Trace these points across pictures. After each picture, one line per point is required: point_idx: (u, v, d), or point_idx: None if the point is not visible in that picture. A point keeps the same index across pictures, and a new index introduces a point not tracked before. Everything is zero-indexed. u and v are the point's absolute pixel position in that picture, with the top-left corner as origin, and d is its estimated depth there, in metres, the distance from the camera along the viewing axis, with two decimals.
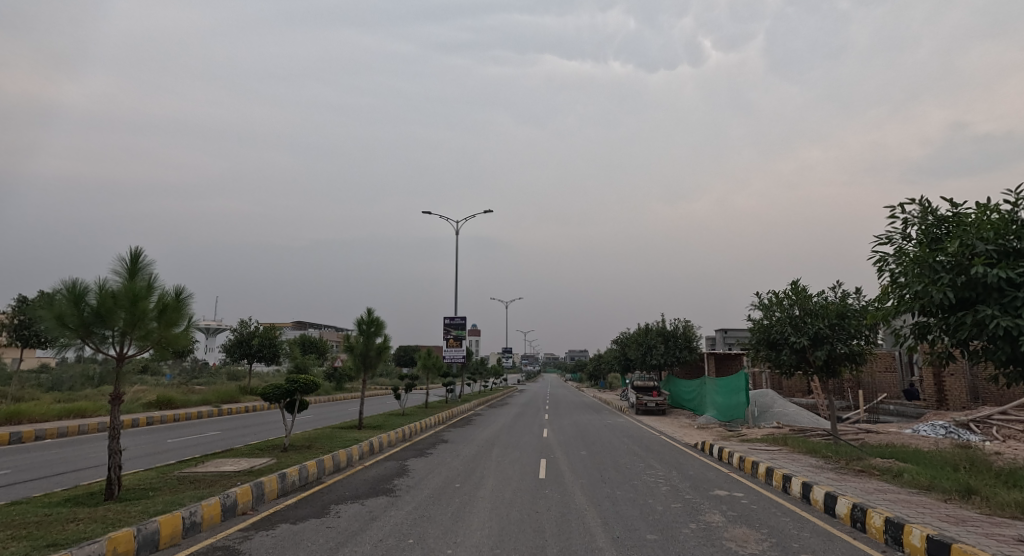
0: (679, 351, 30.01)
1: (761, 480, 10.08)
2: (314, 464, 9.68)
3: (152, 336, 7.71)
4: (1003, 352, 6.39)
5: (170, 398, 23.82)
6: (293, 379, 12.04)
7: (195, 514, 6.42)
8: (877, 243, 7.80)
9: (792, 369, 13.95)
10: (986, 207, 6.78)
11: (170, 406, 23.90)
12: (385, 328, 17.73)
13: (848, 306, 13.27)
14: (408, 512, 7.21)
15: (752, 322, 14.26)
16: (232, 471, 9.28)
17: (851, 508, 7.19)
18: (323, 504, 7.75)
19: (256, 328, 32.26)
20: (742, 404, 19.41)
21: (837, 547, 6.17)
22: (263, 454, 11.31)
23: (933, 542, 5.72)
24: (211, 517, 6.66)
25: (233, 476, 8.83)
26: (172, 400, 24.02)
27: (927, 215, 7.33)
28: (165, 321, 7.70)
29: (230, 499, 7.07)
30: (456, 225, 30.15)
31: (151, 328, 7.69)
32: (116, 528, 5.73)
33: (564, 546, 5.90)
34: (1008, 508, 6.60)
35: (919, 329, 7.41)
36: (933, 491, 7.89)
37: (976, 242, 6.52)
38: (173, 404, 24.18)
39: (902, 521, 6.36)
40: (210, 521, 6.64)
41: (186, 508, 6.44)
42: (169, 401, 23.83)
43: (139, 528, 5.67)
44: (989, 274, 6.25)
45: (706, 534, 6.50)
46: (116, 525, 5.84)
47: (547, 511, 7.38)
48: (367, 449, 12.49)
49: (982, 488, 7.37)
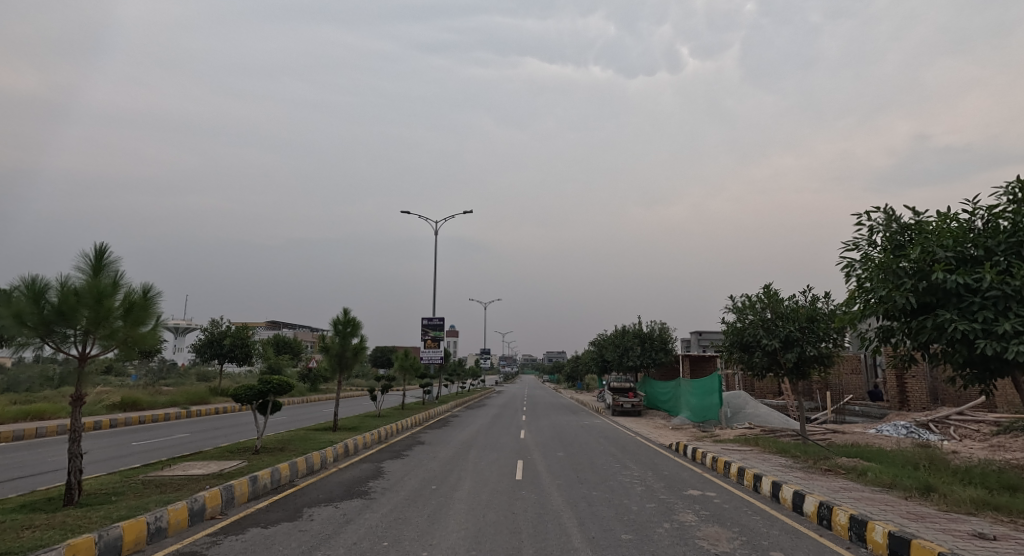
0: (655, 352, 30.36)
1: (733, 479, 10.31)
2: (287, 467, 9.58)
3: (117, 336, 7.57)
4: (961, 355, 6.67)
5: (136, 399, 23.23)
6: (266, 380, 11.85)
7: (161, 520, 6.31)
8: (845, 249, 8.01)
9: (763, 371, 14.27)
10: (946, 216, 7.04)
11: (136, 407, 23.33)
12: (362, 328, 17.61)
13: (817, 310, 13.67)
14: (384, 514, 7.19)
15: (725, 325, 14.56)
16: (201, 474, 9.14)
17: (817, 506, 7.42)
18: (295, 508, 7.66)
19: (228, 328, 31.64)
20: (716, 405, 19.71)
21: (804, 544, 6.35)
22: (233, 457, 11.13)
23: (894, 538, 5.92)
24: (178, 522, 6.54)
25: (202, 479, 8.69)
26: (138, 402, 23.45)
27: (891, 222, 7.58)
28: (131, 320, 7.59)
29: (197, 504, 6.96)
30: (437, 225, 30.40)
31: (117, 326, 7.55)
32: (78, 534, 5.62)
33: (540, 546, 5.99)
34: (965, 504, 6.87)
35: (883, 332, 7.68)
36: (895, 488, 8.17)
37: (937, 249, 6.78)
38: (139, 405, 23.56)
39: (865, 518, 6.59)
40: (177, 526, 6.53)
41: (151, 513, 6.33)
42: (135, 402, 23.22)
43: (100, 534, 5.54)
44: (949, 280, 6.51)
45: (679, 533, 6.63)
46: (75, 532, 5.71)
47: (523, 512, 7.45)
48: (341, 451, 12.39)
49: (941, 486, 7.66)
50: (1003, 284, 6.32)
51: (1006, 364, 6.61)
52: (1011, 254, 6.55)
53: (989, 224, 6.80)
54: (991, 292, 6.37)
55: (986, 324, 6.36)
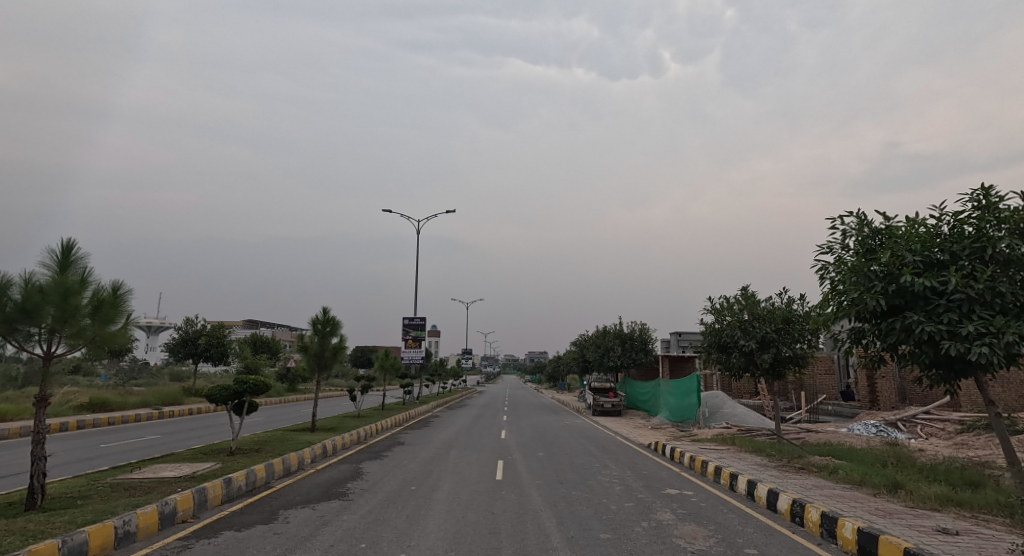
0: (635, 353, 30.62)
1: (710, 478, 10.48)
2: (263, 469, 9.47)
3: (85, 334, 7.42)
4: (927, 356, 6.88)
5: (105, 400, 22.75)
6: (242, 380, 11.68)
7: (129, 524, 6.20)
8: (819, 252, 8.15)
9: (740, 371, 14.49)
10: (914, 221, 7.24)
11: (104, 408, 22.82)
12: (341, 328, 17.47)
13: (792, 311, 13.95)
14: (362, 516, 7.16)
15: (704, 326, 14.78)
16: (172, 477, 8.99)
17: (791, 504, 7.60)
18: (271, 510, 7.60)
19: (203, 327, 31.10)
20: (694, 405, 19.94)
21: (777, 541, 6.49)
22: (206, 459, 10.96)
23: (863, 534, 6.08)
24: (147, 526, 6.44)
25: (173, 482, 8.56)
26: (107, 403, 22.95)
27: (863, 227, 7.75)
28: (100, 318, 7.46)
29: (167, 507, 6.86)
30: (418, 223, 30.28)
31: (85, 325, 7.40)
32: (39, 540, 5.49)
33: (519, 546, 6.03)
34: (930, 501, 7.08)
35: (854, 334, 7.87)
36: (864, 485, 8.40)
37: (905, 253, 6.96)
38: (108, 406, 23.05)
39: (836, 515, 6.76)
40: (146, 530, 6.43)
41: (119, 517, 6.22)
42: (104, 403, 22.71)
43: (64, 539, 5.42)
44: (916, 283, 6.71)
45: (657, 532, 6.73)
46: (37, 538, 5.58)
47: (503, 512, 7.48)
48: (319, 452, 12.30)
49: (908, 483, 7.89)
50: (967, 287, 6.54)
51: (970, 365, 6.85)
52: (974, 259, 6.76)
53: (955, 230, 6.99)
54: (956, 295, 6.60)
55: (951, 325, 6.58)
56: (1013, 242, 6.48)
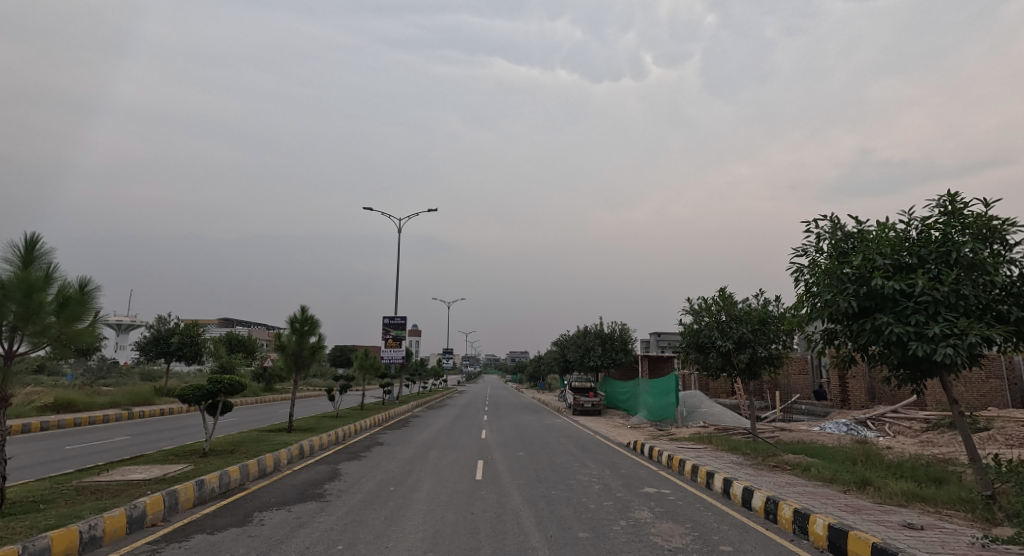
0: (615, 353, 30.89)
1: (688, 476, 10.65)
2: (237, 470, 9.35)
3: (50, 332, 7.26)
4: (895, 356, 7.10)
5: (71, 400, 22.21)
6: (216, 379, 11.52)
7: (95, 528, 6.08)
8: (794, 254, 8.33)
9: (717, 371, 14.74)
10: (885, 225, 7.45)
11: (70, 409, 22.28)
12: (320, 327, 17.30)
13: (768, 313, 14.22)
14: (339, 518, 7.12)
15: (682, 326, 14.98)
16: (141, 479, 8.83)
17: (764, 501, 7.77)
18: (245, 512, 7.52)
19: (176, 326, 30.55)
20: (672, 404, 20.20)
21: (751, 538, 6.64)
22: (178, 460, 10.78)
23: (833, 530, 6.25)
24: (115, 530, 6.33)
25: (143, 484, 8.41)
26: (73, 403, 22.41)
27: (836, 230, 7.94)
28: (66, 315, 7.30)
29: (136, 510, 6.75)
30: (399, 222, 30.04)
31: (49, 322, 7.24)
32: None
33: (498, 546, 6.07)
34: (896, 497, 7.32)
35: (827, 335, 8.07)
36: (834, 482, 8.63)
37: (876, 257, 7.16)
38: (75, 406, 22.52)
39: (808, 511, 6.93)
40: (114, 534, 6.32)
41: (85, 521, 6.10)
42: (70, 403, 22.18)
43: (25, 546, 5.31)
44: (886, 286, 6.90)
45: (634, 530, 6.82)
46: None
47: (482, 512, 7.50)
48: (296, 453, 12.19)
49: (876, 480, 8.12)
50: (934, 290, 6.76)
51: (935, 365, 7.07)
52: (940, 263, 6.99)
53: (922, 234, 7.22)
54: (923, 297, 6.81)
55: (918, 327, 6.80)
56: (976, 247, 6.71)
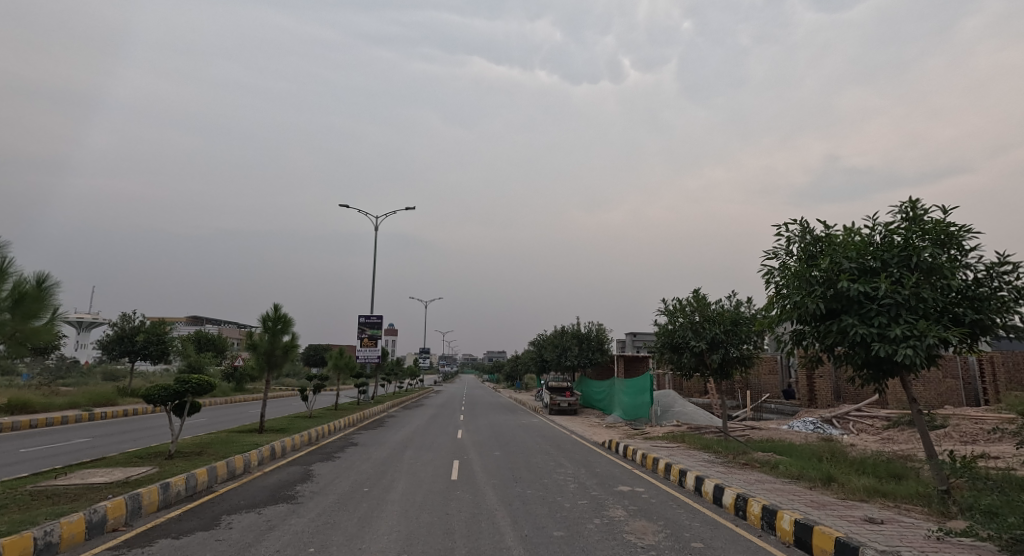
0: (592, 352, 31.15)
1: (661, 475, 10.84)
2: (205, 473, 9.20)
3: (5, 329, 7.05)
4: (860, 357, 7.35)
5: (27, 401, 21.47)
6: (184, 379, 11.29)
7: (51, 534, 5.93)
8: (765, 257, 8.54)
9: (691, 371, 15.00)
10: (851, 230, 7.69)
11: (26, 410, 21.54)
12: (293, 326, 17.09)
13: (740, 314, 14.52)
14: (311, 520, 7.07)
15: (657, 327, 15.21)
16: (102, 482, 8.62)
17: (734, 498, 7.95)
18: (212, 515, 7.40)
19: (141, 324, 29.78)
20: (646, 404, 20.48)
21: (720, 534, 6.80)
22: (141, 463, 10.54)
23: (798, 525, 6.45)
24: (73, 536, 6.19)
25: (104, 488, 8.21)
26: (29, 404, 21.66)
27: (806, 234, 8.15)
28: (22, 311, 7.13)
29: (97, 515, 6.60)
30: (376, 220, 29.76)
31: (4, 319, 7.04)
32: None
33: (473, 546, 6.11)
34: (859, 492, 7.57)
35: (796, 336, 8.29)
36: (802, 479, 8.88)
37: (842, 261, 7.40)
38: (31, 407, 21.77)
39: (775, 508, 7.13)
40: (71, 540, 6.17)
41: (41, 527, 5.94)
42: (26, 404, 21.44)
43: None
44: (851, 289, 7.14)
45: (609, 529, 6.93)
46: None
47: (457, 512, 7.52)
48: (267, 454, 12.03)
49: (840, 476, 8.38)
50: (896, 293, 7.01)
51: (896, 365, 7.33)
52: (902, 267, 7.25)
53: (886, 239, 7.47)
54: (886, 300, 7.05)
55: (882, 329, 7.05)
56: (935, 252, 6.97)
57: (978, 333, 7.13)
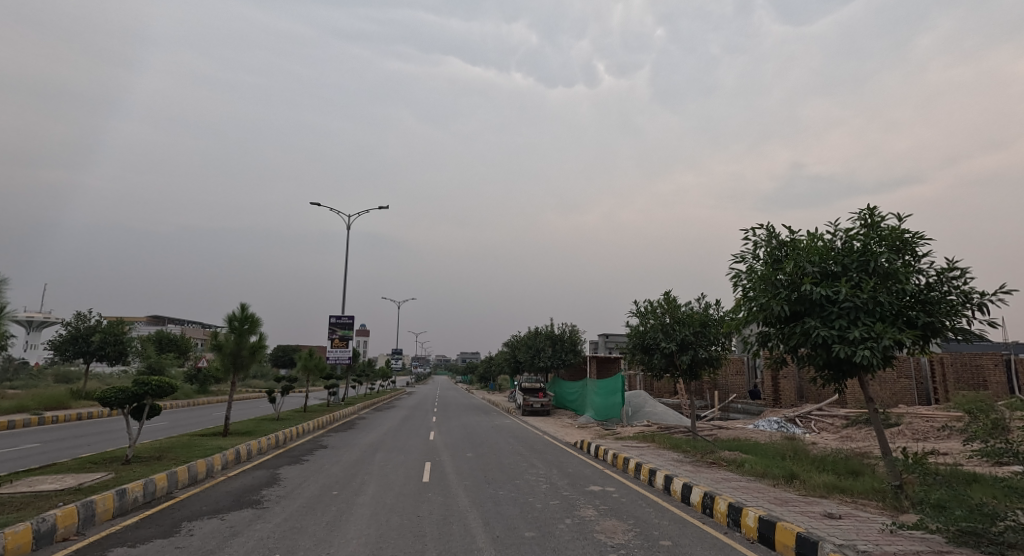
0: (565, 354, 31.33)
1: (631, 475, 11.00)
2: (164, 478, 8.98)
3: None
4: (821, 357, 7.62)
5: None
6: (144, 382, 11.01)
7: None
8: (732, 261, 8.75)
9: (661, 371, 15.25)
10: (815, 235, 7.95)
11: None
12: (261, 326, 16.77)
13: (709, 315, 14.84)
14: (276, 525, 6.99)
15: (629, 328, 15.43)
16: (53, 490, 8.35)
17: (702, 496, 8.15)
18: (172, 522, 7.25)
19: (97, 324, 28.83)
20: (618, 405, 20.70)
21: (688, 532, 6.96)
22: (96, 469, 10.22)
23: (761, 522, 6.65)
24: (18, 547, 5.99)
25: (55, 496, 7.96)
26: None
27: (772, 239, 8.40)
28: None
29: (45, 524, 6.39)
30: (348, 219, 29.34)
31: None
32: None
33: (443, 548, 6.13)
34: (819, 489, 7.83)
35: (762, 337, 8.52)
36: (766, 477, 9.14)
37: (806, 265, 7.65)
38: None
39: (741, 505, 7.33)
40: (17, 551, 5.97)
41: None
42: None
43: None
44: (814, 292, 7.41)
45: (580, 528, 7.04)
46: None
47: (428, 515, 7.51)
48: (231, 458, 11.78)
49: (802, 473, 8.68)
50: (855, 297, 7.31)
51: (855, 366, 7.60)
52: (861, 271, 7.54)
53: (846, 245, 7.75)
54: (846, 303, 7.33)
55: (842, 330, 7.32)
56: (891, 257, 7.26)
57: (930, 335, 7.45)
